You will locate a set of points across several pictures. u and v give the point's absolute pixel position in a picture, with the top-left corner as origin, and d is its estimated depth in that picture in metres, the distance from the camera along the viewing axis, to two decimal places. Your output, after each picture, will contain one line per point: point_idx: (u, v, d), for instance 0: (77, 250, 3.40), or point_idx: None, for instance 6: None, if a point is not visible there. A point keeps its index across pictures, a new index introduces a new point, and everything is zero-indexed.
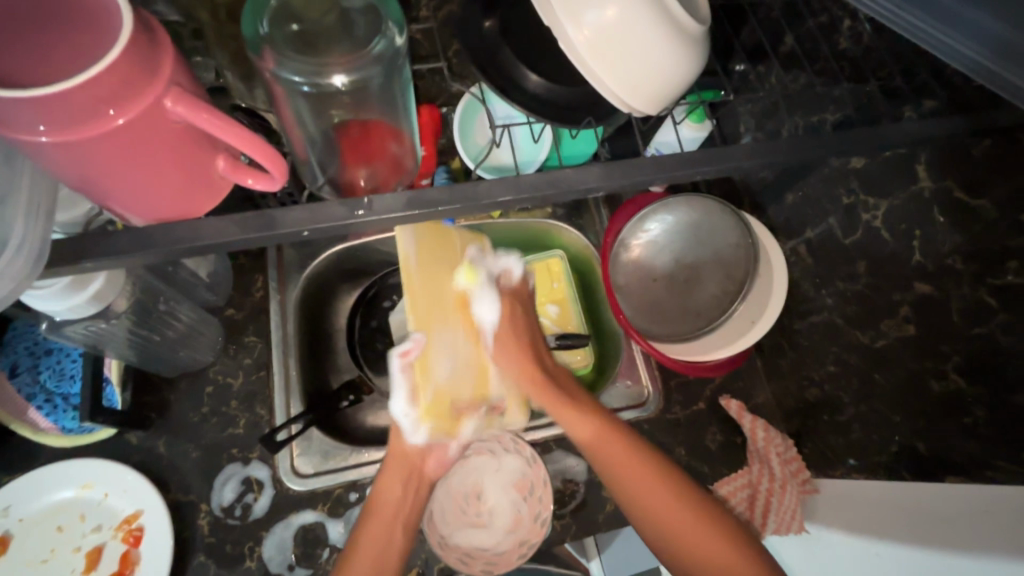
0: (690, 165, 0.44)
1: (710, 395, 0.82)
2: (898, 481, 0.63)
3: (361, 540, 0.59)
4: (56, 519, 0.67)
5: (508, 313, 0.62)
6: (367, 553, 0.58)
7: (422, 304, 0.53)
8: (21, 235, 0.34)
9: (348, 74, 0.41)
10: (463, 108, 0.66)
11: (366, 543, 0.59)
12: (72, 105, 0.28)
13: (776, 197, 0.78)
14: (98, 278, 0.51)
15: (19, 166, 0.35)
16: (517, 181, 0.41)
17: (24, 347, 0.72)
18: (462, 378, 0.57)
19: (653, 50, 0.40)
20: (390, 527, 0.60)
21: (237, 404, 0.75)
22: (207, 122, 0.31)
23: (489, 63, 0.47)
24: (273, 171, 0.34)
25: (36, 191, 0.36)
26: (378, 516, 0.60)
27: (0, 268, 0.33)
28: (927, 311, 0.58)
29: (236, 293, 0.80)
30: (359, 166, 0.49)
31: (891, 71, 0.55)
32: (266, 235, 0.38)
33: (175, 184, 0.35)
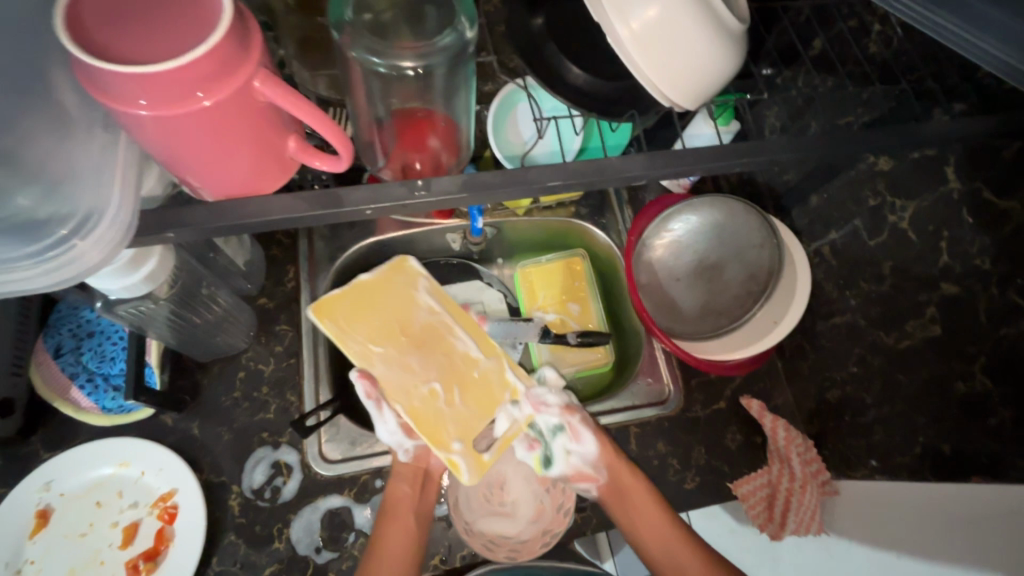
0: (727, 157, 0.46)
1: (731, 395, 0.82)
2: (920, 481, 0.63)
3: (379, 541, 0.63)
4: (95, 495, 0.70)
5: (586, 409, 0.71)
6: (384, 551, 0.62)
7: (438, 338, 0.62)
8: (117, 205, 0.38)
9: (417, 60, 0.43)
10: (504, 98, 0.68)
11: (385, 539, 0.63)
12: (173, 83, 0.30)
13: (800, 200, 0.79)
14: (151, 259, 0.53)
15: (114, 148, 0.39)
16: (565, 166, 0.43)
17: (67, 329, 0.75)
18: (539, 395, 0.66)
19: (694, 47, 0.41)
20: (404, 526, 0.65)
21: (268, 389, 0.77)
22: (290, 104, 0.34)
23: (533, 58, 0.50)
24: (342, 152, 0.37)
25: (128, 167, 0.39)
26: (395, 518, 0.65)
27: (99, 235, 0.37)
28: (954, 312, 0.59)
29: (269, 282, 0.82)
30: (402, 156, 0.51)
31: (920, 74, 0.56)
32: (332, 212, 0.40)
33: (250, 160, 0.37)
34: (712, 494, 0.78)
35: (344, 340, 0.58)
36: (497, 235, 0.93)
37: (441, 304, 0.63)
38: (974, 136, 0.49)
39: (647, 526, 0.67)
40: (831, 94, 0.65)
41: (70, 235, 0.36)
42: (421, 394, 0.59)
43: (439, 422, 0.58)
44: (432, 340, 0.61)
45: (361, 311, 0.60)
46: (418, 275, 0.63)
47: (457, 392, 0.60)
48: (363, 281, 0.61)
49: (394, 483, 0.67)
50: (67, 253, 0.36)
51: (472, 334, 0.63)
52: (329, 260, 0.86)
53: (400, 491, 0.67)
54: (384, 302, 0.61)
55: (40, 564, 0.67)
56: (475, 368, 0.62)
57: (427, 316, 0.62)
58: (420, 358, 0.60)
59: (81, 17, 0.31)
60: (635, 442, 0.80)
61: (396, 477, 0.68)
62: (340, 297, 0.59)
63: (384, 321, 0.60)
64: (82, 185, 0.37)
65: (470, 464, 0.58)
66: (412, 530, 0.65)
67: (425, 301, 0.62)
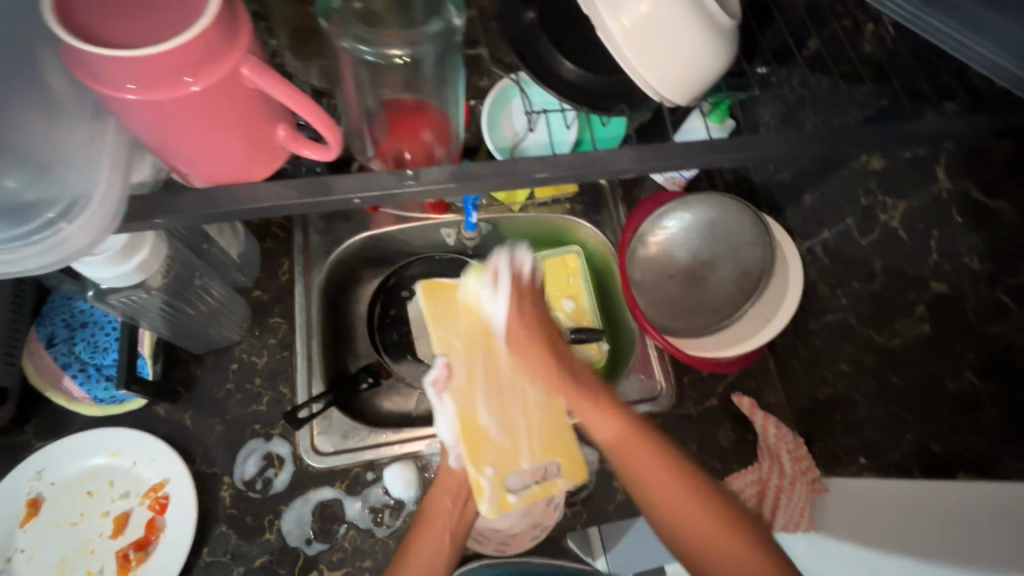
0: (719, 152, 0.46)
1: (722, 392, 0.82)
2: (907, 479, 0.63)
3: (409, 550, 0.61)
4: (86, 485, 0.70)
5: (517, 312, 0.60)
6: (414, 562, 0.60)
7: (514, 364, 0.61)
8: (104, 188, 0.38)
9: (406, 48, 0.44)
10: (497, 95, 0.69)
11: (418, 548, 0.61)
12: (160, 68, 0.30)
13: (794, 199, 0.80)
14: (144, 249, 0.53)
15: (101, 130, 0.39)
16: (554, 160, 0.43)
17: (61, 319, 0.75)
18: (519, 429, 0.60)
19: (683, 48, 0.42)
20: (437, 541, 0.62)
21: (261, 381, 0.78)
22: (277, 91, 0.34)
23: (527, 52, 0.50)
24: (330, 141, 0.37)
25: (118, 151, 0.39)
26: (430, 527, 0.63)
27: (85, 217, 0.37)
28: (942, 310, 0.59)
29: (264, 274, 0.83)
30: (394, 147, 0.51)
31: (913, 73, 0.56)
32: (321, 199, 0.40)
33: (239, 147, 0.38)
34: None
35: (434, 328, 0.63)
36: (492, 231, 0.93)
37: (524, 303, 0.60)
38: (962, 134, 0.50)
39: (638, 470, 0.55)
40: (826, 92, 0.65)
41: (57, 219, 0.36)
42: (484, 403, 0.60)
43: (482, 440, 0.59)
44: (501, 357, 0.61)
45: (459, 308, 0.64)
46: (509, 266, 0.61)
47: (510, 419, 0.60)
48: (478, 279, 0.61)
49: (435, 495, 0.65)
50: (54, 236, 0.36)
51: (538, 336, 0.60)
52: (325, 253, 0.86)
53: (441, 503, 0.64)
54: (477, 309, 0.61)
55: (30, 553, 0.67)
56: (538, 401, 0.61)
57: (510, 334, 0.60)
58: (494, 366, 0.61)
59: (71, 5, 0.31)
60: None
61: (439, 488, 0.65)
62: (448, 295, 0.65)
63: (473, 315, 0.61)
64: (72, 170, 0.37)
65: (493, 499, 0.58)
66: (445, 547, 0.61)
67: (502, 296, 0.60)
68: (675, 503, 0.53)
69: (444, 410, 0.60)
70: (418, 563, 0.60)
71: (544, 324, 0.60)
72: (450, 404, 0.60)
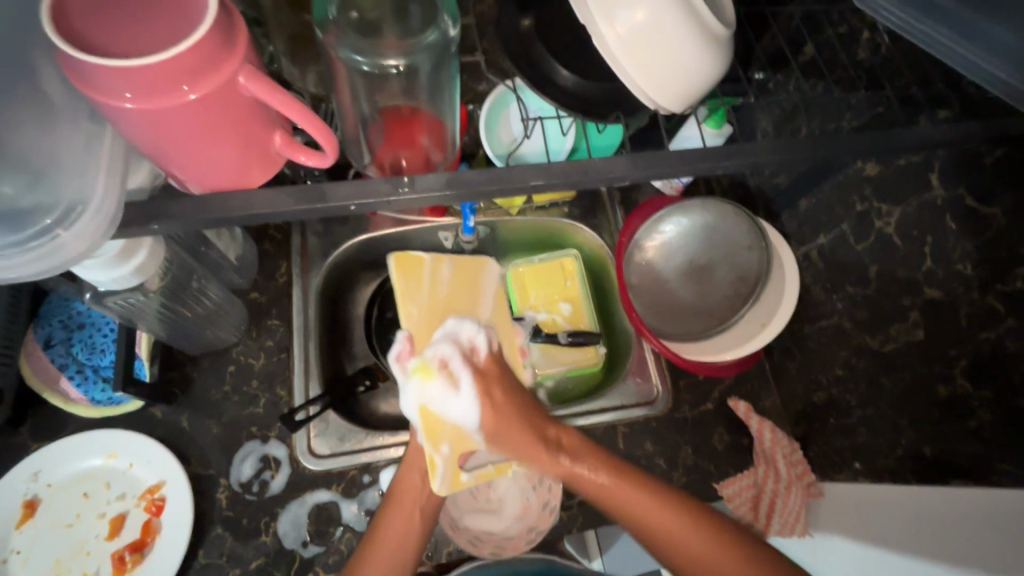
0: (714, 159, 0.46)
1: (718, 397, 0.83)
2: (901, 483, 0.63)
3: (381, 528, 0.61)
4: (83, 486, 0.70)
5: (485, 399, 0.58)
6: (386, 540, 0.60)
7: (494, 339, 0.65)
8: (101, 194, 0.38)
9: (402, 57, 0.44)
10: (494, 101, 0.69)
11: (388, 528, 0.61)
12: (157, 76, 0.31)
13: (790, 204, 0.80)
14: (141, 251, 0.53)
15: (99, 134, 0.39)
16: (548, 166, 0.43)
17: (58, 320, 0.75)
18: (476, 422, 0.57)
19: (681, 65, 0.42)
20: (407, 516, 0.62)
21: (258, 383, 0.78)
22: (274, 99, 0.34)
23: (524, 59, 0.51)
24: (327, 149, 0.37)
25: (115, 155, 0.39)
26: (402, 506, 0.62)
27: (81, 223, 0.36)
28: (936, 316, 0.59)
29: (261, 276, 0.83)
30: (390, 152, 0.51)
31: (908, 81, 0.56)
32: (316, 206, 0.41)
33: (236, 154, 0.38)
34: (697, 494, 0.79)
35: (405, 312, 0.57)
36: (490, 234, 0.93)
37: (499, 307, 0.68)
38: (954, 142, 0.50)
39: (630, 509, 0.58)
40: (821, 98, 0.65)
41: (55, 225, 0.36)
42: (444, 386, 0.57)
43: (444, 418, 0.56)
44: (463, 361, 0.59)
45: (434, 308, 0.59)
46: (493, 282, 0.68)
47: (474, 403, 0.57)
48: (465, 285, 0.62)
49: (405, 472, 0.64)
50: (51, 242, 0.36)
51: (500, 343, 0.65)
52: (322, 255, 0.87)
53: (412, 479, 0.63)
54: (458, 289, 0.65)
55: (26, 554, 0.67)
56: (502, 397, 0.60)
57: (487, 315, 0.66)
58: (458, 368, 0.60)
59: (68, 14, 0.31)
60: (623, 442, 0.81)
61: (410, 465, 0.65)
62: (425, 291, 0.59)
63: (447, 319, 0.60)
64: (69, 177, 0.37)
65: (445, 471, 0.55)
66: (416, 519, 0.61)
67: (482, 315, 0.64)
68: (673, 534, 0.56)
69: (405, 385, 0.57)
70: (386, 540, 0.60)
71: (507, 394, 0.60)
72: (410, 377, 0.56)
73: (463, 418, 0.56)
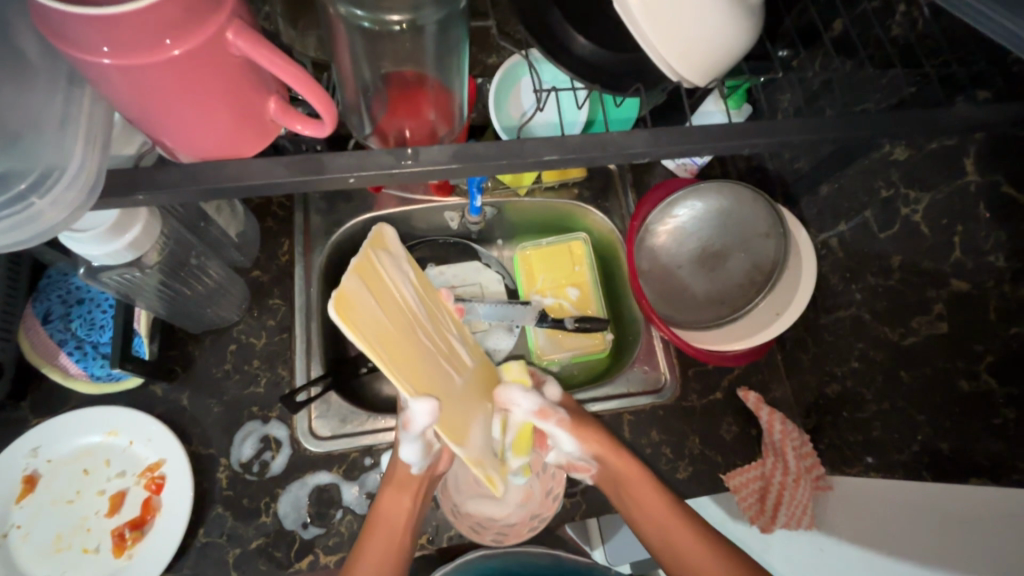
0: (737, 136, 0.43)
1: (728, 386, 0.81)
2: (916, 480, 0.61)
3: (362, 553, 0.60)
4: (83, 463, 0.69)
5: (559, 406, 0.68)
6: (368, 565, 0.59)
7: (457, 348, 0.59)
8: (80, 162, 0.36)
9: (406, 14, 0.41)
10: (506, 70, 0.66)
11: (368, 553, 0.60)
12: (136, 29, 0.28)
13: (811, 189, 0.77)
14: (136, 226, 0.51)
15: (78, 100, 0.37)
16: (562, 140, 0.41)
17: (56, 295, 0.74)
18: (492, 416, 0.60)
19: (707, 28, 0.39)
20: (393, 542, 0.62)
21: (260, 363, 0.77)
22: (266, 59, 0.32)
23: (538, 27, 0.48)
24: (325, 116, 0.35)
25: (94, 123, 0.38)
26: (384, 529, 0.62)
27: (57, 192, 0.35)
28: (963, 307, 0.57)
29: (263, 255, 0.81)
30: (394, 123, 0.49)
31: (946, 58, 0.52)
32: (314, 178, 0.39)
33: (227, 121, 0.36)
34: (704, 485, 0.77)
35: (389, 359, 0.41)
36: (497, 216, 0.91)
37: (415, 283, 0.53)
38: (996, 123, 0.46)
39: (641, 501, 0.65)
40: (847, 78, 0.62)
41: (28, 191, 0.35)
42: (454, 410, 0.50)
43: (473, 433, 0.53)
44: (444, 373, 0.51)
45: (399, 347, 0.43)
46: (393, 244, 0.50)
47: (473, 406, 0.55)
48: (371, 259, 0.45)
49: (389, 497, 0.63)
50: (25, 211, 0.35)
51: (442, 334, 0.55)
52: (325, 235, 0.84)
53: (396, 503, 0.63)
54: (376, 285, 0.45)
55: (26, 529, 0.67)
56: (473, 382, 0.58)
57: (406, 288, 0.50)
58: (443, 376, 0.50)
59: None
60: (628, 430, 0.79)
61: (396, 490, 0.64)
62: (377, 312, 0.42)
63: (412, 342, 0.46)
64: (46, 141, 0.36)
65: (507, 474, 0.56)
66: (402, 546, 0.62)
67: (405, 276, 0.50)
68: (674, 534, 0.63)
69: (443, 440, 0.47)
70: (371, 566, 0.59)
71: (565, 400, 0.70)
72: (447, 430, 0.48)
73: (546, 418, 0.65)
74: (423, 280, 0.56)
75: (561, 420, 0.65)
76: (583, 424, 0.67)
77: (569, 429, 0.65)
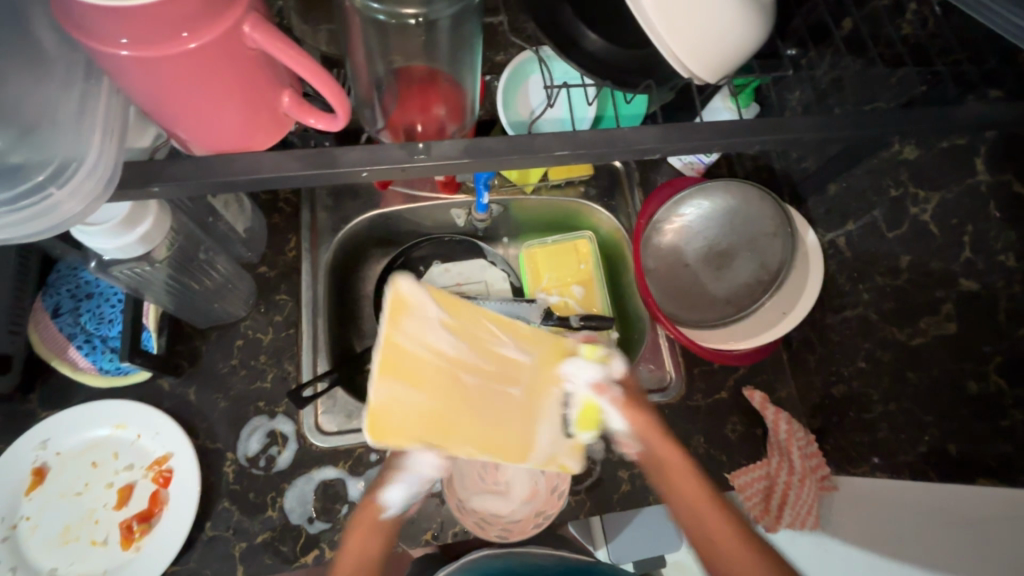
0: (747, 134, 0.43)
1: (734, 385, 0.81)
2: (923, 480, 0.61)
3: None
4: (91, 455, 0.70)
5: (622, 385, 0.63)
6: None
7: (500, 361, 0.53)
8: (96, 153, 0.36)
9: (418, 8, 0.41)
10: (518, 64, 0.66)
11: None
12: (154, 22, 0.29)
13: (818, 188, 0.77)
14: (146, 220, 0.52)
15: (94, 93, 0.38)
16: (573, 136, 0.41)
17: (66, 289, 0.74)
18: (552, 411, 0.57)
19: (717, 28, 0.40)
20: None
21: (266, 358, 0.77)
22: (281, 52, 0.32)
23: (549, 24, 0.48)
24: (339, 110, 0.35)
25: (113, 115, 0.38)
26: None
27: (74, 184, 0.35)
28: (972, 308, 0.56)
29: (270, 251, 0.81)
30: (404, 118, 0.49)
31: (958, 58, 0.52)
32: (327, 172, 0.39)
33: (241, 114, 0.36)
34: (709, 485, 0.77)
35: (438, 416, 0.49)
36: (503, 214, 0.91)
37: (449, 323, 0.49)
38: (1008, 123, 0.46)
39: (686, 499, 0.59)
40: (858, 76, 0.61)
41: (46, 183, 0.35)
42: (508, 428, 0.54)
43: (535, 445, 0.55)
44: (492, 399, 0.53)
45: (439, 415, 0.49)
46: (423, 303, 0.47)
47: (536, 409, 0.56)
48: (397, 346, 0.47)
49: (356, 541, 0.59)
50: (44, 202, 0.35)
51: (488, 357, 0.52)
52: (332, 232, 0.85)
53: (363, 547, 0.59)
54: (412, 346, 0.47)
55: (35, 520, 0.67)
56: (536, 381, 0.56)
57: (434, 344, 0.48)
58: (494, 401, 0.53)
59: None
60: None
61: (366, 532, 0.60)
62: (416, 396, 0.48)
63: (455, 402, 0.50)
64: (63, 132, 0.36)
65: (575, 451, 0.59)
66: None
67: (432, 334, 0.48)
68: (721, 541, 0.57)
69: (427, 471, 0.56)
70: None
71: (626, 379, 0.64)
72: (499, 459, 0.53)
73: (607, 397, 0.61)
74: (464, 306, 0.50)
75: (616, 399, 0.61)
76: (639, 402, 0.64)
77: (623, 408, 0.62)
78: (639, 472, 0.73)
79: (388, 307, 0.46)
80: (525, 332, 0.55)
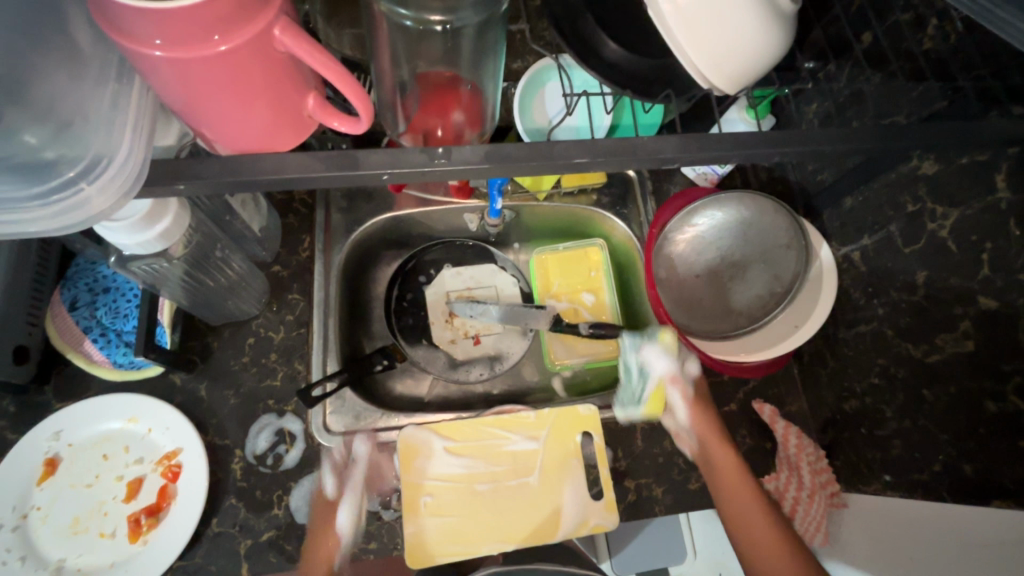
0: (766, 145, 0.43)
1: (742, 399, 0.79)
2: (936, 500, 0.60)
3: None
4: (102, 448, 0.71)
5: (699, 394, 0.73)
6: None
7: (501, 455, 0.71)
8: (127, 150, 0.38)
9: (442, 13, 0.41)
10: (536, 70, 0.67)
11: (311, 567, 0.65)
12: (187, 25, 0.29)
13: (833, 202, 0.76)
14: (166, 218, 0.52)
15: (125, 94, 0.39)
16: (593, 143, 0.41)
17: (84, 283, 0.75)
18: (569, 484, 0.70)
19: (737, 39, 0.40)
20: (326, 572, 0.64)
21: (277, 356, 0.77)
22: (311, 57, 0.33)
23: (570, 33, 0.49)
24: (363, 115, 0.36)
25: (142, 111, 0.39)
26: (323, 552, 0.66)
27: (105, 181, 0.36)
28: (990, 327, 0.56)
29: (284, 250, 0.82)
30: (425, 121, 0.50)
31: (980, 73, 0.52)
32: (349, 173, 0.39)
33: (266, 115, 0.37)
34: None
35: (471, 537, 0.66)
36: (515, 219, 0.91)
37: (456, 445, 0.70)
38: None
39: (740, 510, 0.65)
40: (878, 91, 0.61)
41: (78, 178, 0.36)
42: (529, 512, 0.68)
43: (561, 519, 0.68)
44: (508, 493, 0.69)
45: (467, 530, 0.67)
46: (426, 439, 0.70)
47: (557, 485, 0.69)
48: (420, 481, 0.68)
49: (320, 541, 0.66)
50: (75, 196, 0.37)
51: (498, 459, 0.70)
52: (346, 233, 0.85)
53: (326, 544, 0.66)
54: (433, 474, 0.69)
55: (46, 510, 0.68)
56: (550, 461, 0.70)
57: (445, 467, 0.69)
58: (515, 494, 0.69)
59: None
60: (642, 440, 0.75)
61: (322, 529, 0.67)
62: (442, 520, 0.67)
63: (475, 506, 0.68)
64: (95, 128, 0.37)
65: (608, 512, 0.68)
66: None
67: (445, 459, 0.69)
68: (761, 537, 0.63)
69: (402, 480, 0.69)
70: None
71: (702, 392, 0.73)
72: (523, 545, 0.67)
73: (678, 395, 0.72)
74: (465, 425, 0.71)
75: (685, 395, 0.72)
76: (704, 407, 0.72)
77: (690, 406, 0.72)
78: (645, 483, 0.73)
79: (400, 454, 0.69)
80: (528, 423, 0.72)
